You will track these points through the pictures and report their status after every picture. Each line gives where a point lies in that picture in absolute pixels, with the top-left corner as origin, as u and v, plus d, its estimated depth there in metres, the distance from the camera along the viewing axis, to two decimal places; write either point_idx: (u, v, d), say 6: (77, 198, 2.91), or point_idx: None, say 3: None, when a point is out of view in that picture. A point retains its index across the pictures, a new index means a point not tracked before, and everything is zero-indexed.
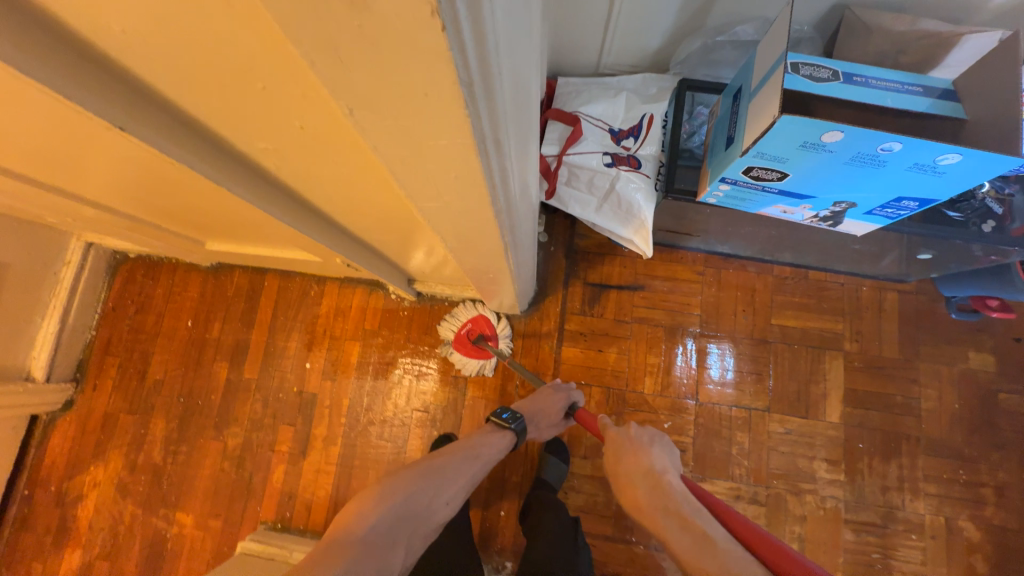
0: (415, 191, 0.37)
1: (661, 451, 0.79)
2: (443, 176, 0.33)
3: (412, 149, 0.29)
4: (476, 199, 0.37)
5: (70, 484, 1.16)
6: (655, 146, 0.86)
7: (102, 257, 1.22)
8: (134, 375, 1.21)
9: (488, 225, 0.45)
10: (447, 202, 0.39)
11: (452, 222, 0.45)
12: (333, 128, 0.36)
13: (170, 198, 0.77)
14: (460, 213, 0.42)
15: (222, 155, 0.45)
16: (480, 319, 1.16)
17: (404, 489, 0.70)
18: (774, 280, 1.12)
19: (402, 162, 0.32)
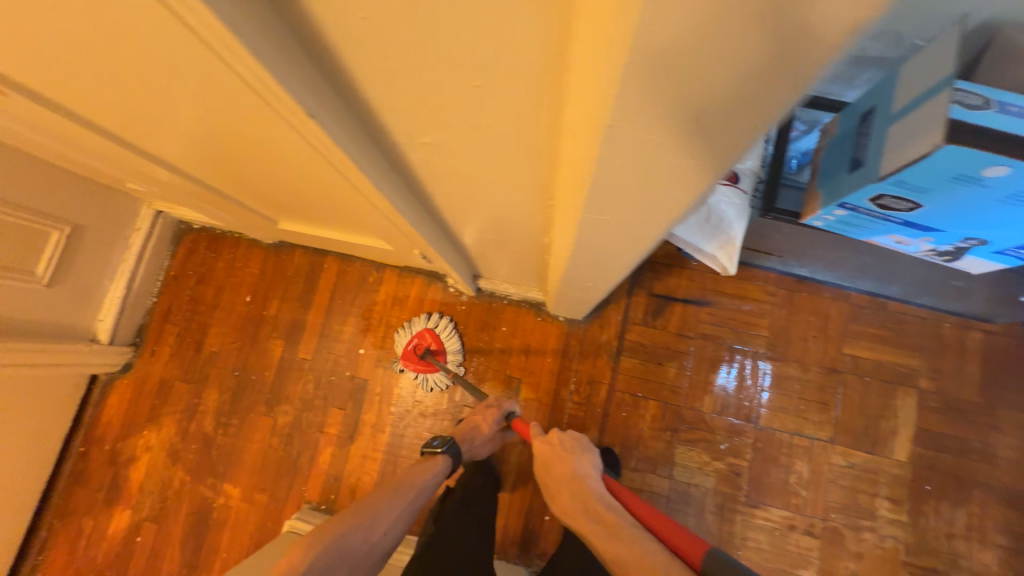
0: (603, 197, 0.36)
1: (581, 453, 0.78)
2: (656, 175, 0.32)
3: (660, 158, 0.30)
4: (666, 205, 0.36)
5: (124, 445, 1.19)
6: (756, 160, 0.81)
7: (168, 226, 1.24)
8: (191, 345, 1.22)
9: (645, 234, 0.43)
10: (627, 208, 0.38)
11: (606, 230, 0.44)
12: (530, 125, 0.34)
13: (262, 178, 0.76)
14: (629, 221, 0.40)
15: (374, 145, 0.44)
16: (426, 333, 1.16)
17: (333, 529, 0.71)
18: (850, 308, 1.08)
19: (625, 160, 0.31)
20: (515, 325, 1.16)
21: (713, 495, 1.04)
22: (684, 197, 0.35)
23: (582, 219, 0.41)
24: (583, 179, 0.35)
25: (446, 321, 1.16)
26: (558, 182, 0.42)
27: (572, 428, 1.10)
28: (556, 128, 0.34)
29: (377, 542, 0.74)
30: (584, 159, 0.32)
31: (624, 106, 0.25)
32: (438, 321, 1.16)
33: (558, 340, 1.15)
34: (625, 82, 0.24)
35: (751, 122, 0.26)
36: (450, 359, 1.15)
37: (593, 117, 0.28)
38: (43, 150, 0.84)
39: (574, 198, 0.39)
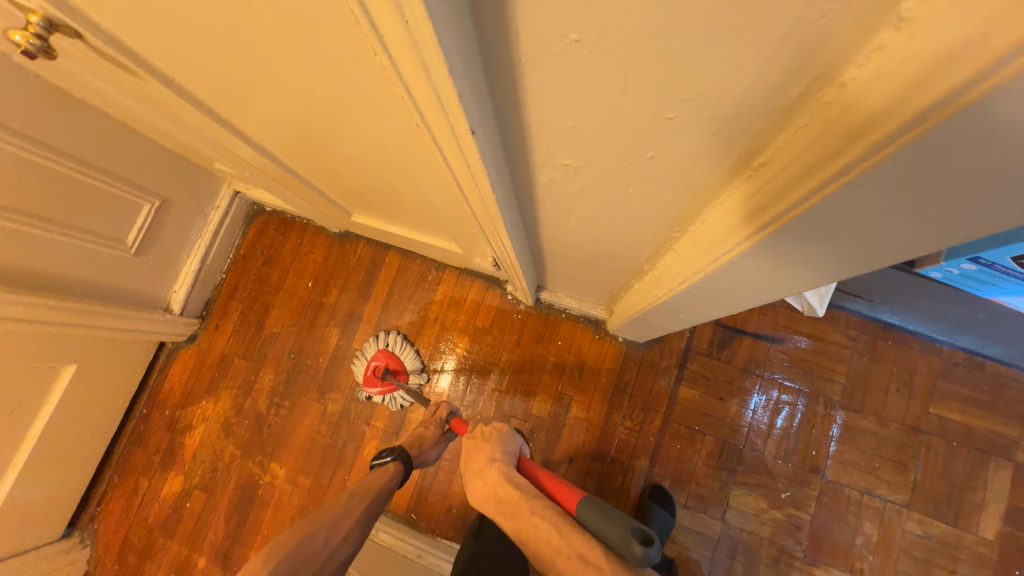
0: (777, 249, 0.32)
1: (500, 439, 0.76)
2: (865, 245, 0.28)
3: (881, 233, 0.26)
4: (849, 265, 0.32)
5: (183, 412, 1.24)
6: None
7: (243, 206, 1.28)
8: (252, 323, 1.26)
9: (792, 286, 0.39)
10: (798, 263, 0.34)
11: (748, 278, 0.40)
12: (705, 163, 0.32)
13: (354, 174, 0.77)
14: (784, 273, 0.36)
15: (504, 159, 0.43)
16: (381, 354, 1.17)
17: (289, 538, 0.70)
18: (942, 365, 0.99)
19: (841, 221, 0.26)
20: (570, 340, 1.13)
21: (767, 545, 0.98)
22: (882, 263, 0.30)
23: (727, 265, 0.38)
24: (760, 227, 0.31)
25: (397, 337, 1.18)
26: (707, 219, 0.39)
27: (620, 455, 1.07)
28: (743, 167, 0.31)
29: (336, 550, 0.72)
30: (782, 210, 0.28)
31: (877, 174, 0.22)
32: (389, 339, 1.18)
33: (613, 362, 1.11)
34: (923, 146, 0.19)
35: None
36: (411, 374, 1.17)
37: (828, 172, 0.24)
38: (148, 126, 0.88)
39: (727, 242, 0.36)
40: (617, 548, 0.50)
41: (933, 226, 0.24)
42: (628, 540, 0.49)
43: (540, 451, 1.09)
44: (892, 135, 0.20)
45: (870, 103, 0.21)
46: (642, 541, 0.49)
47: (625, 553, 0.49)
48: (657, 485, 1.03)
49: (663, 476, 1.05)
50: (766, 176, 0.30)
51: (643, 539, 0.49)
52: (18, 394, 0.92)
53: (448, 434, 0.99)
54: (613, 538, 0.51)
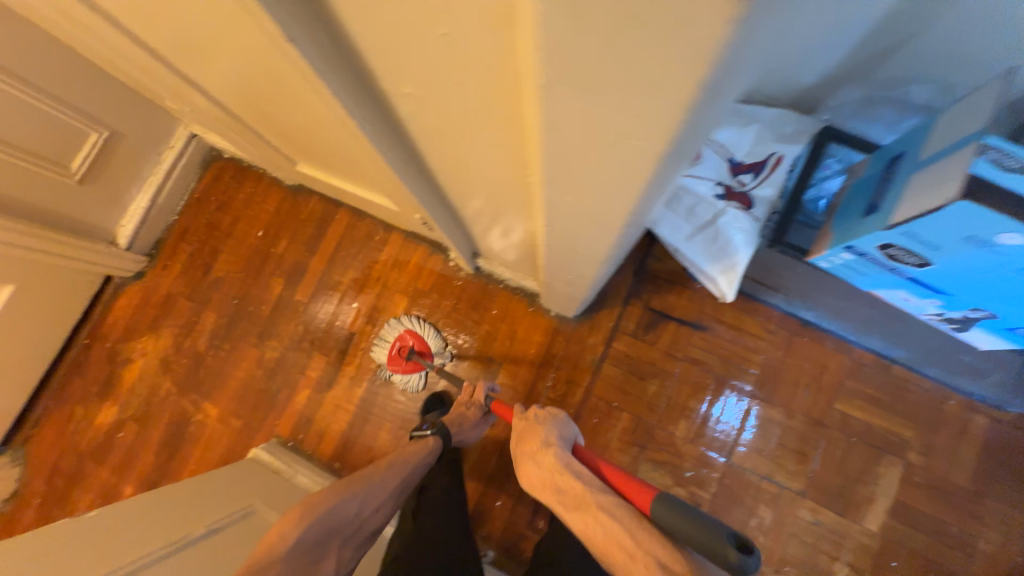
0: (560, 143, 0.29)
1: (555, 424, 0.69)
2: (596, 164, 0.29)
3: (590, 147, 0.27)
4: (615, 196, 0.33)
5: (124, 347, 1.26)
6: (773, 189, 0.80)
7: (201, 149, 1.30)
8: (200, 267, 1.28)
9: (613, 220, 0.38)
10: (590, 181, 0.32)
11: (568, 215, 0.42)
12: (495, 94, 0.33)
13: (279, 118, 0.79)
14: (590, 201, 0.36)
15: (363, 88, 0.45)
16: (407, 334, 1.17)
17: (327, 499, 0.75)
18: (851, 363, 1.03)
19: (563, 139, 0.28)
20: (506, 310, 1.16)
21: None
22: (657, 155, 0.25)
23: (544, 189, 0.38)
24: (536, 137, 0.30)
25: (415, 316, 1.18)
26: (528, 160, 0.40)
27: None
28: (515, 96, 0.32)
29: (370, 517, 0.79)
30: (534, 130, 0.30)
31: (538, 74, 0.23)
32: (415, 322, 1.17)
33: (544, 334, 1.14)
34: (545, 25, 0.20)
35: (667, 127, 0.22)
36: (435, 356, 1.16)
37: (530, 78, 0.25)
38: (93, 53, 0.88)
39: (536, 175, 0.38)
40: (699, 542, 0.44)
41: (613, 127, 0.24)
42: (722, 545, 0.43)
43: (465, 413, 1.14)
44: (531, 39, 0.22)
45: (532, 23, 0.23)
46: (736, 545, 0.43)
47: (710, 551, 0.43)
48: None
49: None
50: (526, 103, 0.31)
51: (737, 543, 0.43)
52: None
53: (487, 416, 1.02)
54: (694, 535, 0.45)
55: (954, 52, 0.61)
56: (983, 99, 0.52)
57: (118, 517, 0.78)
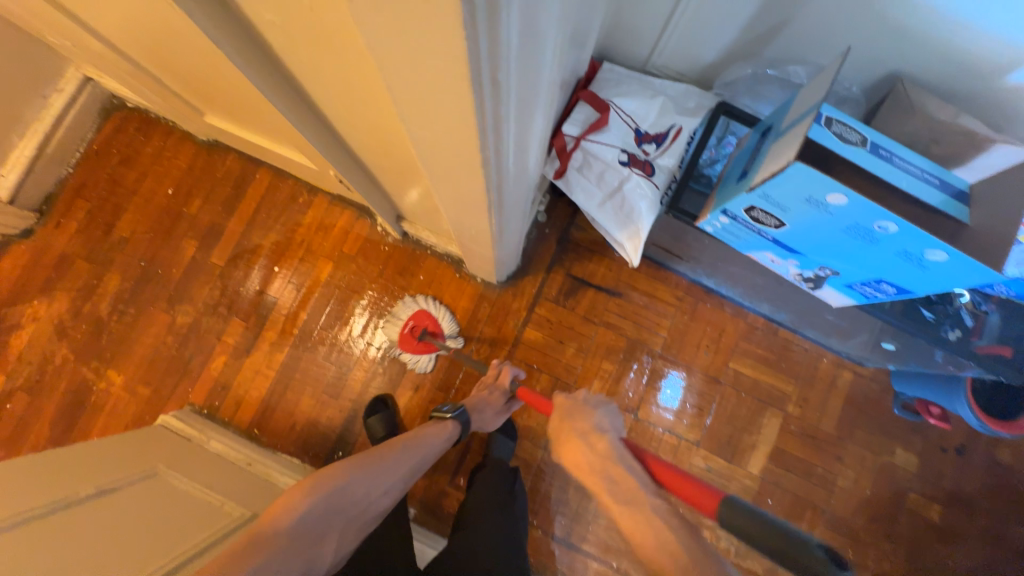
0: (388, 61, 0.31)
1: (603, 413, 0.74)
2: (427, 87, 0.32)
3: (412, 65, 0.30)
4: (458, 127, 0.36)
5: (9, 312, 1.15)
6: (674, 159, 0.84)
7: (98, 96, 1.18)
8: (100, 225, 1.18)
9: (470, 158, 0.41)
10: (434, 109, 0.35)
11: (436, 157, 0.44)
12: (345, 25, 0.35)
13: (172, 60, 0.74)
14: (444, 135, 0.38)
15: (228, 17, 0.43)
16: (422, 314, 1.15)
17: (335, 482, 0.67)
18: (745, 327, 1.14)
19: (390, 59, 0.30)
20: (432, 276, 1.18)
21: None
22: (466, 74, 0.28)
23: (404, 123, 0.39)
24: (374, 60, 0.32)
25: (430, 297, 1.16)
26: None
27: (464, 385, 1.14)
28: None
29: (377, 501, 0.73)
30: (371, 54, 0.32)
31: None
32: (429, 302, 1.16)
33: (470, 300, 1.17)
34: None
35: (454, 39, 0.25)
36: (447, 337, 1.14)
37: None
38: None
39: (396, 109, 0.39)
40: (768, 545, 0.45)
41: (418, 38, 0.27)
42: (813, 555, 0.43)
43: (391, 376, 1.15)
44: None
45: None
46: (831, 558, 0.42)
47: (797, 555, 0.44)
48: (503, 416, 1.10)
49: None
50: None
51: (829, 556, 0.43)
52: None
53: (511, 404, 0.99)
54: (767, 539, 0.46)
55: (819, 36, 0.68)
56: (827, 74, 0.60)
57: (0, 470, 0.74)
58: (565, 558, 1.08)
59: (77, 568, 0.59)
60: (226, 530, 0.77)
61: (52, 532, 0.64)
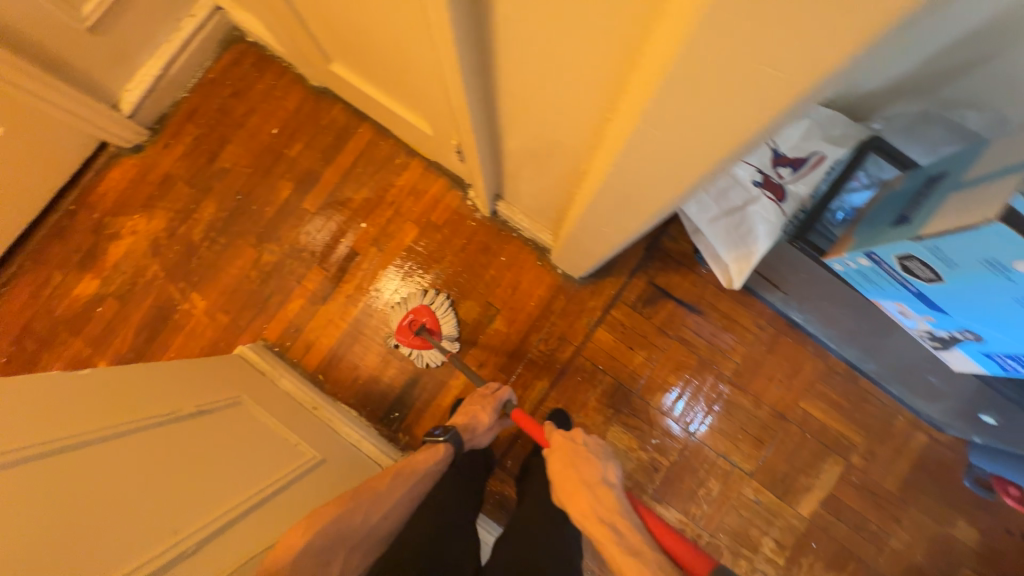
0: (689, 79, 0.31)
1: (604, 462, 0.75)
2: (715, 106, 0.33)
3: (722, 85, 0.30)
4: (714, 143, 0.36)
5: (111, 221, 1.20)
6: (807, 187, 0.82)
7: (221, 27, 1.20)
8: (204, 153, 1.21)
9: (700, 165, 0.41)
10: (711, 112, 0.33)
11: (647, 162, 0.45)
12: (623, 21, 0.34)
13: (325, 3, 0.72)
14: (687, 142, 0.38)
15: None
16: (423, 309, 1.14)
17: (336, 505, 0.65)
18: (823, 368, 1.11)
19: (698, 76, 0.30)
20: (514, 259, 1.17)
21: (625, 478, 1.10)
22: (804, 84, 0.27)
23: (637, 131, 0.39)
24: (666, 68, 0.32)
25: (440, 296, 1.15)
26: (626, 86, 0.40)
27: (526, 373, 1.14)
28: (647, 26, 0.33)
29: (377, 525, 0.69)
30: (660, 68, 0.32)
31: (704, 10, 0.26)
32: (435, 298, 1.15)
33: (547, 289, 1.16)
34: None
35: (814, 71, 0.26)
36: (445, 338, 1.14)
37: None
38: None
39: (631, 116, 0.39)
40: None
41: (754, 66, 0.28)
42: None
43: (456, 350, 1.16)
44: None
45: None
46: None
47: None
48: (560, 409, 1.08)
49: (558, 403, 1.13)
50: (668, 23, 0.30)
51: None
52: None
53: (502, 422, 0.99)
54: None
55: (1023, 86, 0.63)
56: None
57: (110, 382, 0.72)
58: (597, 557, 1.09)
59: (208, 489, 0.65)
60: (301, 470, 0.81)
61: (157, 444, 0.66)
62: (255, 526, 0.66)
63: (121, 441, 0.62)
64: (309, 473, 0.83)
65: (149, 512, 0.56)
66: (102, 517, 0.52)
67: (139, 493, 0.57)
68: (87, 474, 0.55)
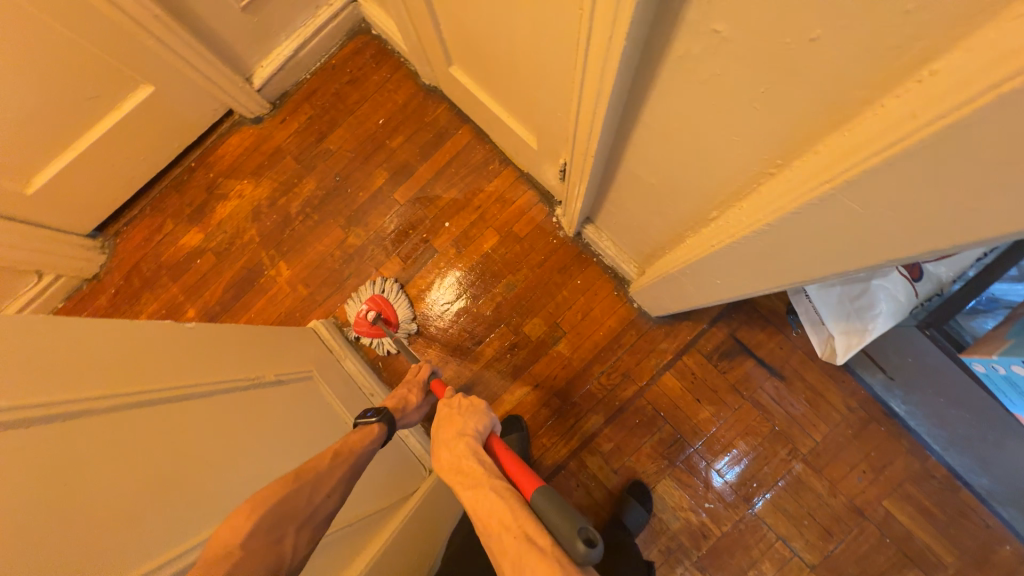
0: (905, 173, 0.29)
1: (475, 414, 0.67)
2: (918, 210, 0.30)
3: (939, 191, 0.28)
4: (897, 241, 0.34)
5: (223, 183, 1.29)
6: (952, 269, 0.73)
7: (352, 18, 1.27)
8: (314, 133, 1.28)
9: (870, 256, 0.37)
10: (936, 205, 0.29)
11: (804, 237, 0.41)
12: (841, 91, 0.31)
13: (468, 10, 0.73)
14: (865, 229, 0.35)
15: (645, 34, 0.42)
16: (378, 300, 1.17)
17: (276, 487, 0.56)
18: (919, 470, 0.98)
19: (917, 174, 0.28)
20: (590, 284, 1.14)
21: (669, 537, 1.02)
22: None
23: (812, 202, 0.37)
24: (885, 156, 0.29)
25: (390, 283, 1.18)
26: (819, 150, 0.36)
27: (581, 403, 1.10)
28: (873, 105, 0.30)
29: (323, 504, 0.58)
30: (880, 153, 0.29)
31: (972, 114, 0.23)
32: (386, 286, 1.18)
33: (619, 321, 1.12)
34: None
35: None
36: (401, 326, 1.17)
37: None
38: None
39: (812, 187, 0.36)
40: (560, 541, 0.45)
41: (983, 188, 0.25)
42: (573, 535, 0.43)
43: (514, 365, 1.14)
44: (1004, 79, 0.21)
45: (999, 64, 0.21)
46: (585, 539, 0.43)
47: (566, 551, 0.44)
48: (638, 481, 1.05)
49: (609, 440, 1.08)
50: (930, 90, 0.25)
51: (586, 538, 0.43)
52: (95, 85, 1.01)
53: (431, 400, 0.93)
54: (563, 533, 0.45)
55: None
56: None
57: (211, 331, 0.79)
58: None
59: (277, 459, 0.68)
60: None
61: (234, 408, 0.68)
62: None
63: (212, 399, 0.66)
64: None
65: (234, 471, 0.60)
66: (187, 471, 0.54)
67: (225, 451, 0.61)
68: (190, 423, 0.59)
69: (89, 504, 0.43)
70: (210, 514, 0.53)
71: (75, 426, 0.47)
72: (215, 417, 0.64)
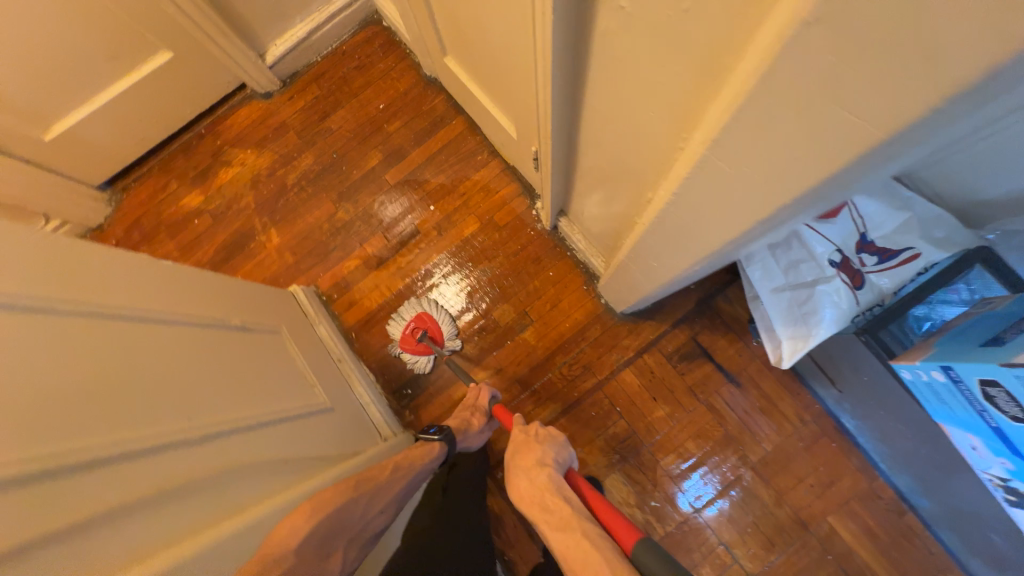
0: (747, 120, 0.32)
1: (553, 446, 0.72)
2: (767, 158, 0.34)
3: (773, 136, 0.31)
4: (760, 194, 0.37)
5: (228, 150, 1.36)
6: (891, 282, 0.73)
7: (365, 8, 1.35)
8: (318, 112, 1.36)
9: (748, 216, 0.41)
10: (775, 149, 0.32)
11: (699, 201, 0.45)
12: (707, 54, 0.34)
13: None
14: (737, 185, 0.39)
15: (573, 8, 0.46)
16: (424, 317, 1.17)
17: (337, 497, 0.66)
18: (866, 489, 0.99)
19: (756, 121, 0.32)
20: (562, 276, 1.18)
21: None
22: (880, 139, 0.26)
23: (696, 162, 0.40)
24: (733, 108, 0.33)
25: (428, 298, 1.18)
26: (703, 116, 0.39)
27: (542, 391, 1.13)
28: (728, 66, 0.33)
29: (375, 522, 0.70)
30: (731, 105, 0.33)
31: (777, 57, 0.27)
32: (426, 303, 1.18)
33: (585, 315, 1.15)
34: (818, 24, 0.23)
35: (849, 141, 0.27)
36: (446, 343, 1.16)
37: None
38: None
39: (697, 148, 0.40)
40: None
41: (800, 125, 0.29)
42: None
43: (481, 347, 1.17)
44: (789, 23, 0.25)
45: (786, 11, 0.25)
46: None
47: None
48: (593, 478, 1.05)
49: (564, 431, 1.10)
50: (756, 45, 0.29)
51: None
52: (117, 44, 1.09)
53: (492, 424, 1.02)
54: None
55: None
56: None
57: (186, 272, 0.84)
58: None
59: (228, 391, 0.72)
60: (310, 409, 0.87)
61: (194, 339, 0.72)
62: (271, 440, 0.73)
63: (174, 326, 0.70)
64: (315, 415, 0.88)
65: (183, 389, 0.64)
66: (138, 377, 0.59)
67: (178, 371, 0.65)
68: (149, 339, 0.64)
69: (37, 379, 0.47)
70: (154, 419, 0.57)
71: (42, 316, 0.51)
72: (174, 342, 0.68)
